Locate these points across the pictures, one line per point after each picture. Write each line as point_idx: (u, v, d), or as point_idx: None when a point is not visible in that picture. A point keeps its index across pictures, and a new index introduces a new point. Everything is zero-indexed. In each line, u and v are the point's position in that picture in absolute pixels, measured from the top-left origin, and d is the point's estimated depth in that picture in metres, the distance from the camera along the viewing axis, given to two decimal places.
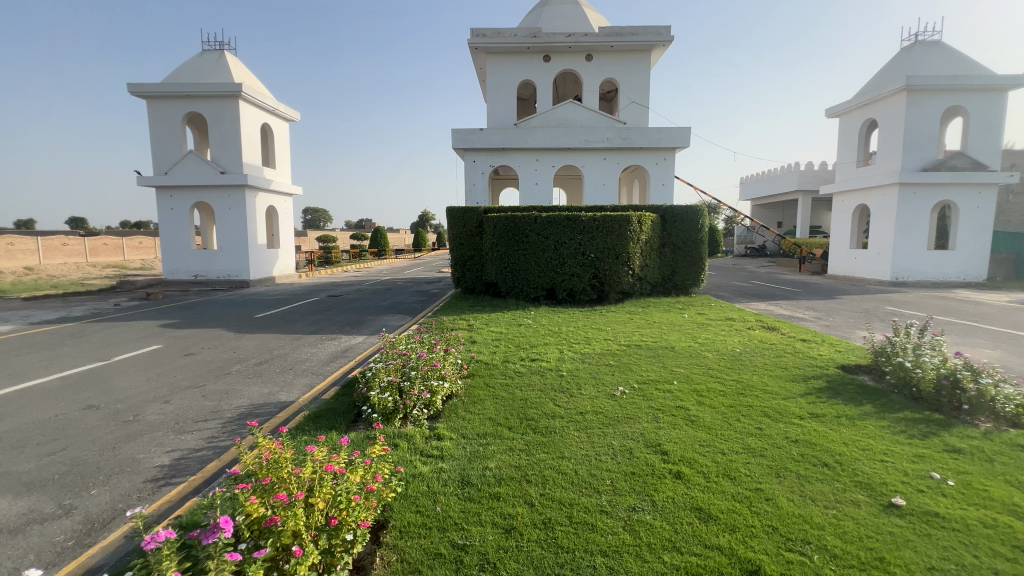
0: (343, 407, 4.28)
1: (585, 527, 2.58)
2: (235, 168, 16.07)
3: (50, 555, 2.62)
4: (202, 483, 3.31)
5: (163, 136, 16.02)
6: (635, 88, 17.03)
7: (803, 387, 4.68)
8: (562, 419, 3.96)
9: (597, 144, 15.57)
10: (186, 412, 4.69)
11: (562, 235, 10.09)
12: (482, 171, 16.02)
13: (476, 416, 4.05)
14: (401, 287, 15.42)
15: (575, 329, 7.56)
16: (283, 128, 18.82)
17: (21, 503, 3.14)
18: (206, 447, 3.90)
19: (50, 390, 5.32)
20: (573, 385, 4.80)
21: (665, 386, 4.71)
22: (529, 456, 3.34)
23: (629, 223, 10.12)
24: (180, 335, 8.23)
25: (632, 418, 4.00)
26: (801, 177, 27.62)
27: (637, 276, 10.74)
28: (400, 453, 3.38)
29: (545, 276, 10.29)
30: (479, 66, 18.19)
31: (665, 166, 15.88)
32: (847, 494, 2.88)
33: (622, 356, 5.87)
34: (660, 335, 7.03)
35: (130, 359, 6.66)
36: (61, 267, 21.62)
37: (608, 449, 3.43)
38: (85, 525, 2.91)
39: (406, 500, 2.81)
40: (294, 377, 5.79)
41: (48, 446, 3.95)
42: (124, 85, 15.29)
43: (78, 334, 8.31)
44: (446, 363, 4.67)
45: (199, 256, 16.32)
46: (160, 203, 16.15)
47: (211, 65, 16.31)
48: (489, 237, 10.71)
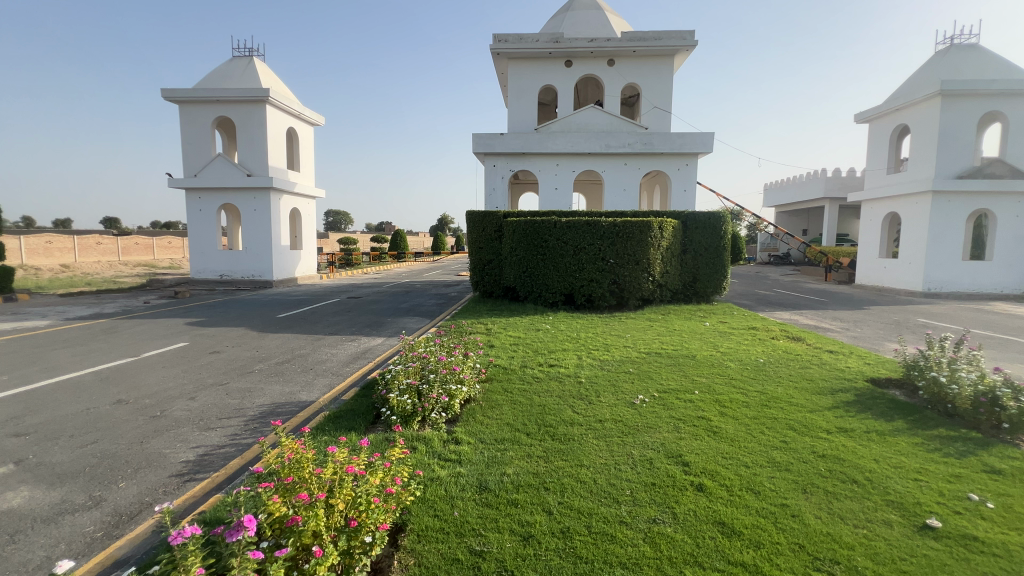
0: (363, 408, 4.32)
1: (604, 537, 2.54)
2: (261, 171, 16.45)
3: (80, 546, 2.70)
4: (225, 480, 3.37)
5: (194, 139, 16.51)
6: (658, 92, 16.90)
7: (830, 401, 4.54)
8: (580, 427, 3.92)
9: (618, 149, 15.47)
10: (210, 409, 4.79)
11: (582, 240, 10.04)
12: (502, 175, 16.06)
13: (494, 421, 4.04)
14: (420, 290, 15.57)
15: (593, 335, 7.47)
16: (308, 132, 19.23)
17: (54, 494, 3.24)
18: (229, 444, 3.98)
19: (83, 384, 5.50)
20: (591, 393, 4.74)
21: (687, 396, 4.63)
22: (547, 463, 3.31)
23: (649, 228, 10.02)
24: (205, 333, 8.43)
25: (653, 427, 3.93)
26: (827, 184, 26.98)
27: (657, 282, 10.61)
28: (418, 456, 3.38)
29: (564, 281, 10.24)
30: (500, 71, 18.30)
31: (687, 172, 15.70)
32: (879, 514, 2.77)
33: (641, 364, 5.78)
34: (681, 344, 6.90)
35: (158, 356, 6.85)
36: (95, 265, 22.40)
37: (627, 459, 3.37)
38: (114, 517, 2.99)
39: (424, 504, 2.80)
40: (315, 377, 5.88)
41: (81, 439, 4.08)
42: (159, 91, 15.85)
43: (109, 331, 8.58)
44: (464, 367, 4.67)
45: (225, 256, 16.72)
46: (189, 204, 16.61)
47: (241, 71, 16.79)
48: (508, 241, 10.72)
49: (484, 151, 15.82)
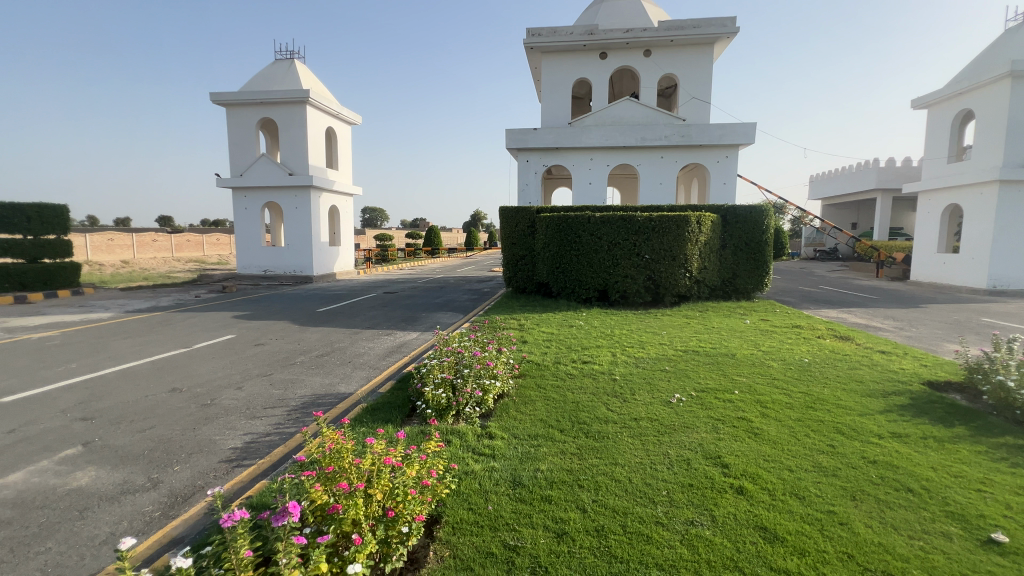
0: (399, 401, 4.41)
1: (640, 537, 2.50)
2: (302, 170, 17.01)
3: (140, 524, 2.89)
4: (270, 467, 3.52)
5: (239, 140, 17.22)
6: (696, 82, 16.38)
7: (882, 404, 4.30)
8: (615, 425, 3.87)
9: (654, 143, 15.12)
10: (256, 398, 5.02)
11: (616, 235, 9.89)
12: (535, 170, 16.01)
13: (528, 417, 4.04)
14: (454, 285, 15.77)
15: (627, 332, 7.36)
16: (346, 132, 19.73)
17: (117, 474, 3.48)
18: (273, 433, 4.16)
19: (141, 373, 5.88)
20: (626, 390, 4.68)
21: (726, 396, 4.50)
22: (581, 459, 3.29)
23: (687, 223, 9.74)
24: (251, 326, 8.82)
25: (690, 427, 3.83)
26: (880, 174, 25.48)
27: (695, 279, 10.32)
28: (452, 449, 3.43)
29: (597, 277, 10.13)
30: (534, 66, 18.18)
31: (727, 164, 15.20)
32: (937, 525, 2.60)
33: (678, 362, 5.65)
34: (720, 342, 6.70)
35: (208, 347, 7.22)
36: (151, 260, 23.81)
37: (664, 458, 3.31)
38: (170, 498, 3.18)
39: (459, 497, 2.84)
40: (353, 369, 6.05)
41: (141, 424, 4.36)
42: (208, 95, 16.61)
43: (164, 323, 9.11)
44: (498, 362, 4.70)
45: (268, 252, 17.42)
46: (236, 203, 17.39)
47: (283, 73, 17.38)
48: (541, 236, 10.68)
49: (518, 147, 15.80)
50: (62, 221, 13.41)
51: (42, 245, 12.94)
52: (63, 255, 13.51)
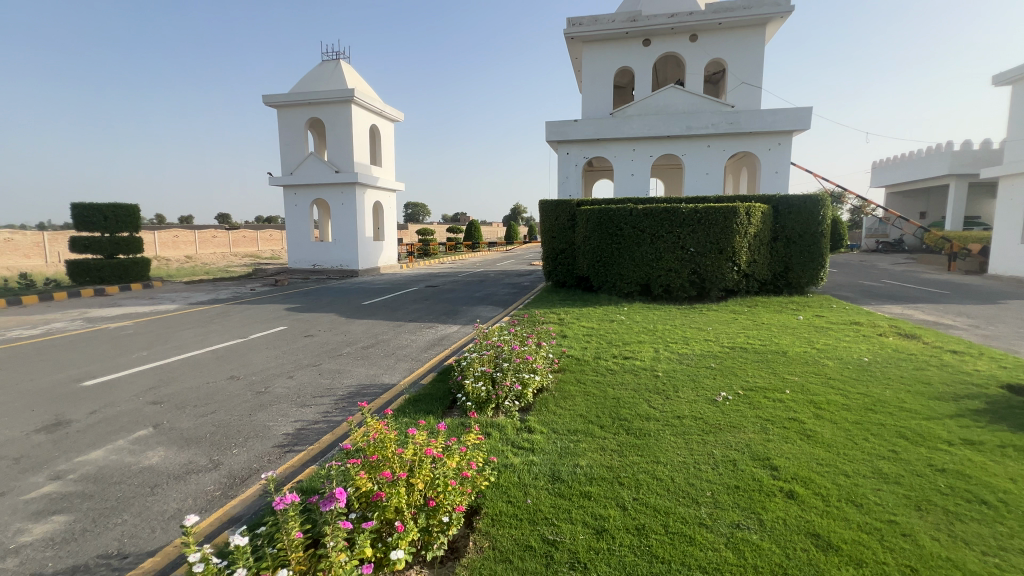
0: (440, 393, 4.49)
1: (682, 539, 2.44)
2: (348, 167, 17.57)
3: (203, 502, 3.10)
4: (319, 453, 3.69)
5: (289, 140, 17.97)
6: (746, 66, 15.63)
7: (952, 408, 3.97)
8: (656, 422, 3.78)
9: (700, 131, 14.58)
10: (306, 387, 5.26)
11: (660, 228, 9.63)
12: (575, 163, 15.81)
13: (567, 412, 4.02)
14: (494, 279, 15.86)
15: (670, 328, 7.15)
16: (389, 129, 20.18)
17: (183, 455, 3.75)
18: (322, 420, 4.34)
19: (203, 361, 6.29)
20: (668, 387, 4.56)
21: (776, 395, 4.30)
22: (622, 457, 3.24)
23: (735, 214, 9.32)
24: (301, 318, 9.24)
25: (737, 427, 3.69)
26: (953, 159, 23.48)
27: (743, 273, 9.89)
28: (492, 442, 3.46)
29: (640, 271, 9.92)
30: (574, 56, 17.89)
31: (779, 152, 14.47)
32: (1015, 542, 2.38)
33: (724, 359, 5.45)
34: (770, 339, 6.39)
35: (263, 337, 7.63)
36: (211, 256, 25.36)
37: (708, 458, 3.21)
38: (229, 479, 3.39)
39: (498, 489, 2.87)
40: (396, 361, 6.23)
41: (203, 408, 4.67)
42: (261, 98, 17.43)
43: (223, 314, 9.69)
44: (537, 357, 4.69)
45: (317, 247, 18.15)
46: (286, 200, 18.18)
47: (329, 74, 17.96)
48: (581, 230, 10.57)
49: (558, 139, 15.63)
50: (133, 220, 14.48)
51: (116, 241, 13.94)
52: (136, 251, 14.50)
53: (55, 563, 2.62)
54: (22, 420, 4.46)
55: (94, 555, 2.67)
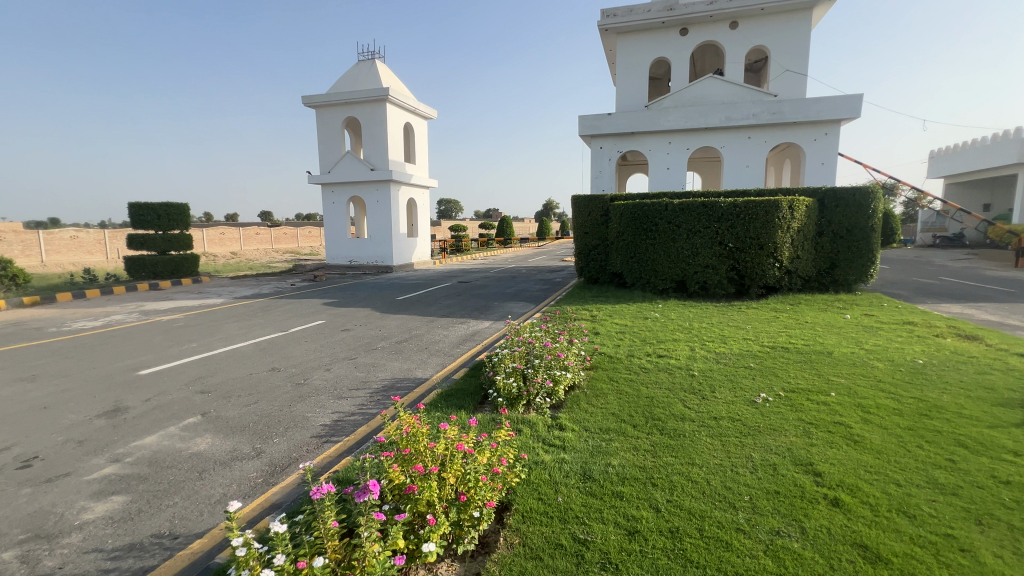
0: (471, 388, 4.53)
1: (718, 544, 2.36)
2: (383, 165, 17.91)
3: (247, 488, 3.25)
4: (354, 444, 3.79)
5: (327, 139, 18.47)
6: (790, 53, 14.94)
7: (1018, 416, 3.68)
8: (692, 423, 3.68)
9: (740, 122, 14.06)
10: (342, 380, 5.42)
11: (696, 223, 9.37)
12: (609, 157, 15.56)
13: (599, 410, 3.97)
14: (526, 275, 15.84)
15: (707, 326, 6.94)
16: (423, 126, 20.43)
17: (229, 442, 3.93)
18: (357, 413, 4.46)
19: (247, 353, 6.57)
20: (704, 387, 4.43)
21: (821, 398, 4.11)
22: (655, 457, 3.18)
23: (777, 208, 8.93)
24: (338, 313, 9.51)
25: (778, 430, 3.54)
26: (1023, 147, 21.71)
27: (786, 269, 9.47)
28: (523, 438, 3.46)
29: (675, 267, 9.68)
30: (608, 48, 17.57)
31: (825, 142, 13.79)
32: None
33: (764, 359, 5.25)
34: (815, 338, 6.11)
35: (302, 331, 7.91)
36: (255, 252, 26.45)
37: (746, 462, 3.10)
38: (271, 467, 3.53)
39: (529, 486, 2.86)
40: (429, 356, 6.32)
41: (247, 398, 4.89)
42: (301, 99, 17.97)
43: (266, 308, 10.10)
44: (569, 354, 4.65)
45: (353, 244, 18.62)
46: (325, 198, 18.73)
47: (365, 74, 18.32)
48: (615, 225, 10.41)
49: (591, 133, 15.42)
50: (184, 218, 15.25)
51: (169, 238, 14.72)
52: (186, 247, 15.28)
53: (114, 540, 2.80)
54: (86, 406, 4.79)
55: (148, 534, 2.84)
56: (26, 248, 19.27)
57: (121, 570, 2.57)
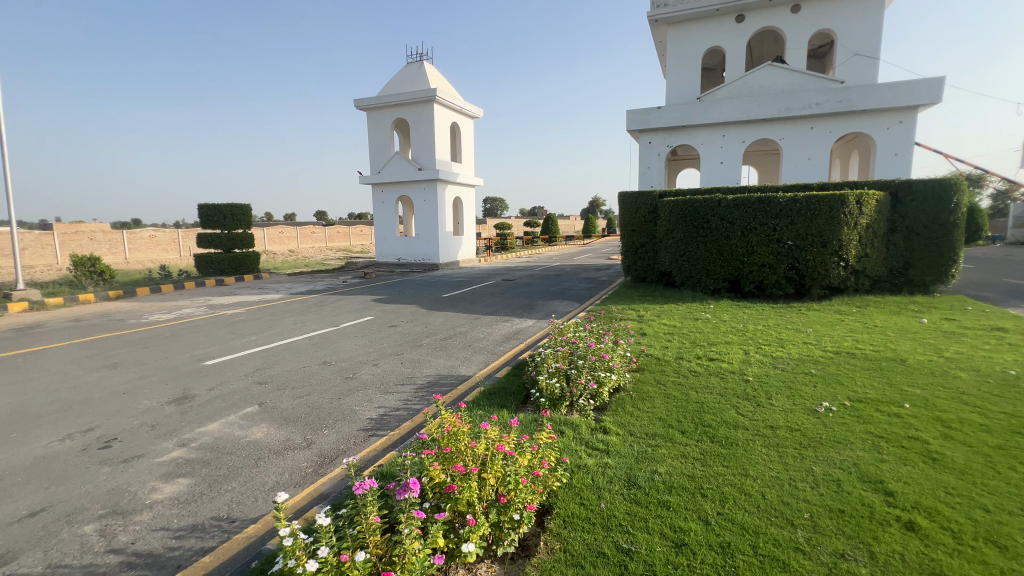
0: (514, 387, 4.51)
1: (774, 563, 2.21)
2: (430, 164, 18.26)
3: (298, 477, 3.38)
4: (399, 439, 3.87)
5: (377, 141, 19.04)
6: (859, 35, 13.91)
7: None
8: (746, 432, 3.47)
9: (801, 112, 13.22)
10: (389, 375, 5.55)
11: (752, 219, 8.90)
12: (658, 152, 15.09)
13: (645, 414, 3.83)
14: (571, 273, 15.66)
15: (764, 328, 6.56)
16: (469, 126, 20.63)
17: (283, 432, 4.12)
18: (402, 408, 4.55)
19: (301, 347, 6.89)
20: (760, 393, 4.18)
21: (893, 409, 3.76)
22: (705, 466, 3.02)
23: (843, 203, 8.32)
24: (386, 309, 9.78)
25: (843, 442, 3.28)
26: None
27: (853, 268, 8.79)
28: (565, 441, 3.39)
29: (729, 266, 9.25)
30: (658, 40, 17.03)
31: (900, 130, 12.72)
32: None
33: (827, 365, 4.89)
34: (885, 344, 5.64)
35: (352, 326, 8.19)
36: (311, 250, 27.79)
37: (806, 476, 2.88)
38: (320, 457, 3.66)
39: (571, 490, 2.80)
40: (472, 353, 6.36)
41: (300, 390, 5.11)
42: (353, 102, 18.63)
43: (319, 304, 10.56)
44: (614, 355, 4.52)
45: (402, 242, 19.12)
46: (375, 197, 19.33)
47: (414, 76, 18.73)
48: (664, 222, 10.06)
49: (639, 128, 15.01)
50: (246, 217, 16.18)
51: (233, 237, 15.67)
52: (248, 246, 16.23)
53: (179, 520, 3.00)
54: (158, 392, 5.18)
55: (209, 517, 3.01)
56: (113, 246, 21.22)
57: (184, 549, 2.73)
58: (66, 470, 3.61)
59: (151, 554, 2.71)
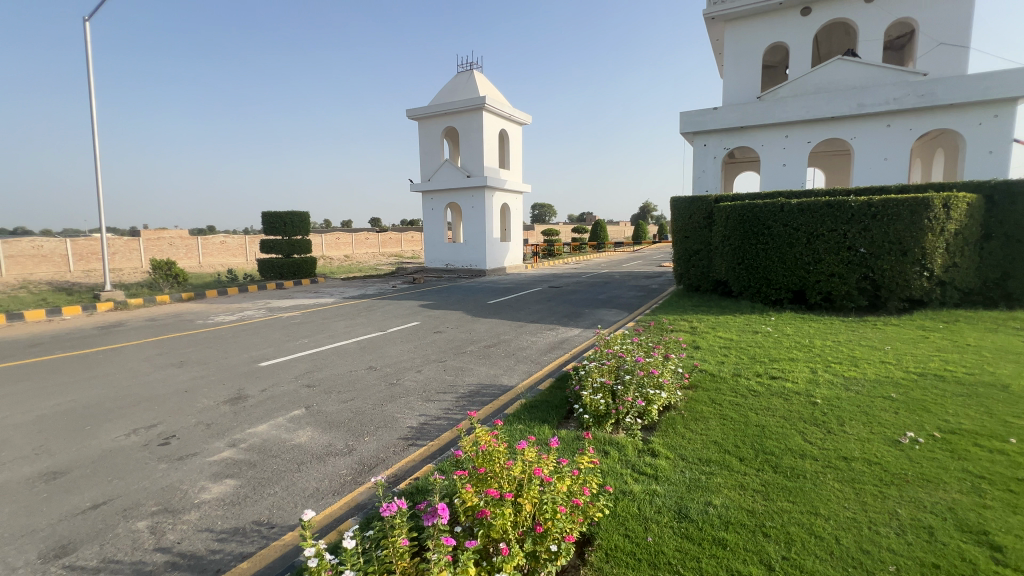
0: (557, 401, 4.33)
1: None
2: (478, 171, 18.43)
3: (337, 485, 3.38)
4: (437, 451, 3.80)
5: (428, 149, 19.47)
6: (945, 22, 12.67)
7: None
8: (814, 462, 3.11)
9: (876, 108, 12.18)
10: (431, 382, 5.52)
11: (819, 225, 8.24)
12: (714, 155, 14.40)
13: (698, 437, 3.53)
14: (619, 281, 15.22)
15: (834, 345, 5.98)
16: (518, 132, 20.65)
17: (326, 437, 4.15)
18: (442, 417, 4.49)
19: (349, 351, 7.02)
20: (830, 419, 3.75)
21: (995, 445, 3.25)
22: (767, 500, 2.71)
23: (926, 207, 7.49)
24: (433, 314, 9.87)
25: (934, 482, 2.85)
26: None
27: (939, 279, 7.89)
28: (610, 463, 3.17)
29: (792, 276, 8.61)
30: (715, 38, 16.32)
31: (995, 126, 11.41)
32: None
33: (911, 389, 4.34)
34: (980, 366, 4.97)
35: (399, 331, 8.30)
36: (364, 255, 28.83)
37: (890, 520, 2.51)
38: (359, 466, 3.64)
39: (615, 520, 2.59)
40: (516, 362, 6.22)
41: (345, 395, 5.18)
42: (406, 112, 19.16)
43: (369, 308, 10.83)
44: (664, 371, 4.24)
45: (450, 248, 19.39)
46: (425, 204, 19.74)
47: (464, 85, 19.01)
48: (720, 229, 9.52)
49: (694, 130, 14.41)
50: (305, 224, 16.97)
51: (292, 243, 16.47)
52: (306, 251, 17.00)
53: (223, 522, 3.05)
54: (216, 392, 5.42)
55: (250, 521, 3.05)
56: (188, 251, 22.95)
57: (224, 553, 2.76)
58: (128, 465, 3.80)
59: (194, 556, 2.75)
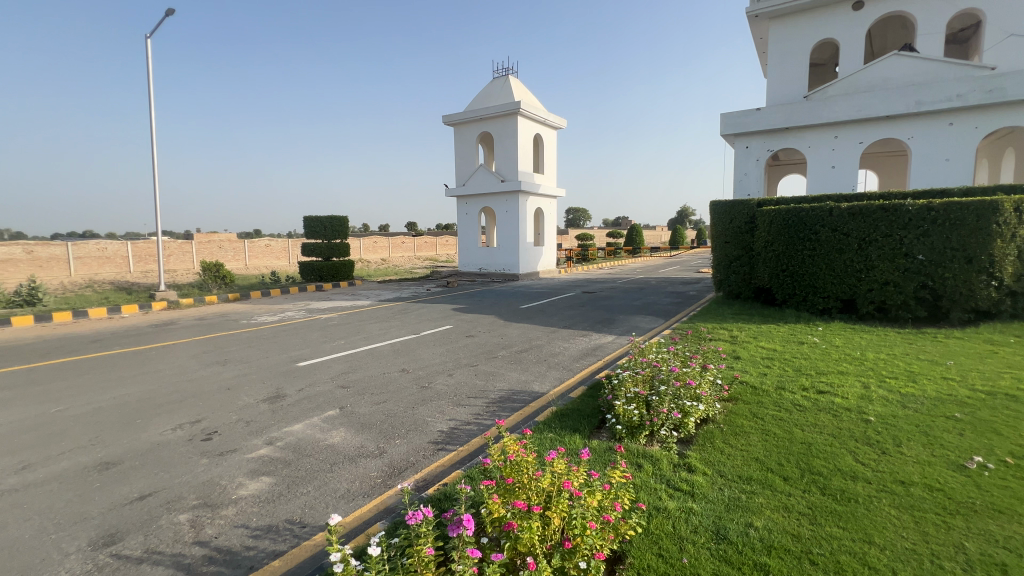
0: (589, 410, 4.22)
1: None
2: (512, 176, 18.49)
3: (367, 487, 3.40)
4: (466, 457, 3.78)
5: (463, 154, 19.69)
6: (1015, 12, 11.76)
7: None
8: (867, 486, 2.88)
9: (936, 106, 11.41)
10: (462, 386, 5.52)
11: (872, 230, 7.76)
12: (756, 157, 13.88)
13: (738, 453, 3.35)
14: (655, 287, 14.87)
15: (889, 358, 5.59)
16: (552, 136, 20.59)
17: (357, 439, 4.20)
18: (473, 422, 4.46)
19: (382, 353, 7.13)
20: (886, 439, 3.48)
21: None
22: (814, 524, 2.53)
23: (994, 212, 6.95)
24: (465, 318, 9.92)
25: (1007, 514, 2.58)
26: None
27: (1008, 289, 7.27)
28: (643, 477, 3.05)
29: (841, 283, 8.14)
30: (759, 36, 15.76)
31: None
32: None
33: (978, 409, 3.98)
34: None
35: (432, 335, 8.38)
36: (400, 259, 29.41)
37: (956, 554, 2.28)
38: (389, 468, 3.66)
39: (648, 538, 2.47)
40: (547, 368, 6.15)
41: (378, 397, 5.24)
42: (442, 118, 19.45)
43: (403, 311, 11.00)
44: (702, 382, 4.06)
45: (484, 252, 19.50)
46: (460, 209, 19.96)
47: (499, 90, 19.12)
48: (763, 233, 9.13)
49: (735, 132, 13.94)
50: (343, 228, 17.47)
51: (332, 246, 16.98)
52: (345, 255, 17.49)
53: (257, 519, 3.12)
54: (256, 390, 5.60)
55: (283, 519, 3.11)
56: (236, 253, 24.08)
57: (258, 550, 2.82)
58: (173, 459, 3.97)
59: (230, 551, 2.82)
